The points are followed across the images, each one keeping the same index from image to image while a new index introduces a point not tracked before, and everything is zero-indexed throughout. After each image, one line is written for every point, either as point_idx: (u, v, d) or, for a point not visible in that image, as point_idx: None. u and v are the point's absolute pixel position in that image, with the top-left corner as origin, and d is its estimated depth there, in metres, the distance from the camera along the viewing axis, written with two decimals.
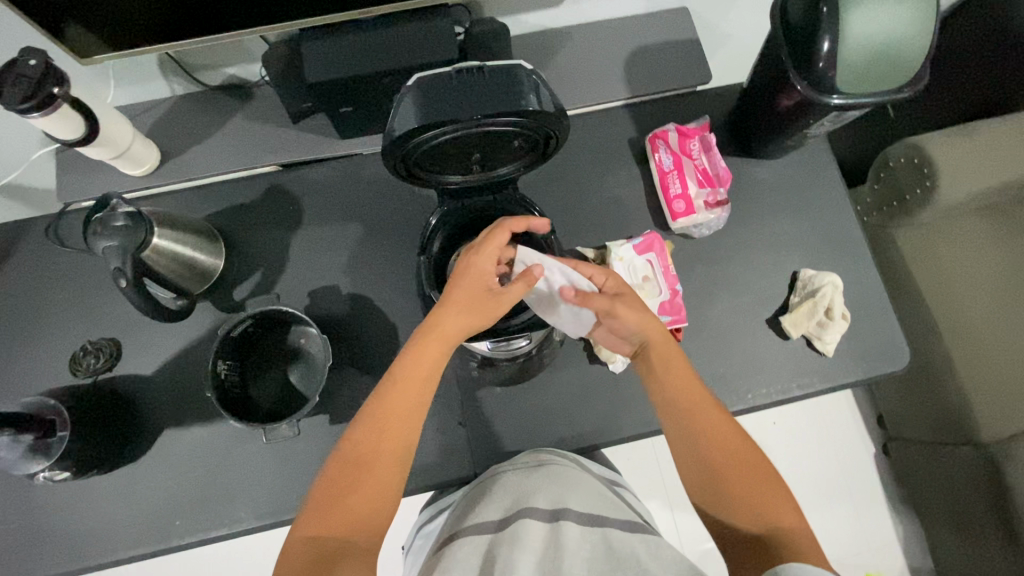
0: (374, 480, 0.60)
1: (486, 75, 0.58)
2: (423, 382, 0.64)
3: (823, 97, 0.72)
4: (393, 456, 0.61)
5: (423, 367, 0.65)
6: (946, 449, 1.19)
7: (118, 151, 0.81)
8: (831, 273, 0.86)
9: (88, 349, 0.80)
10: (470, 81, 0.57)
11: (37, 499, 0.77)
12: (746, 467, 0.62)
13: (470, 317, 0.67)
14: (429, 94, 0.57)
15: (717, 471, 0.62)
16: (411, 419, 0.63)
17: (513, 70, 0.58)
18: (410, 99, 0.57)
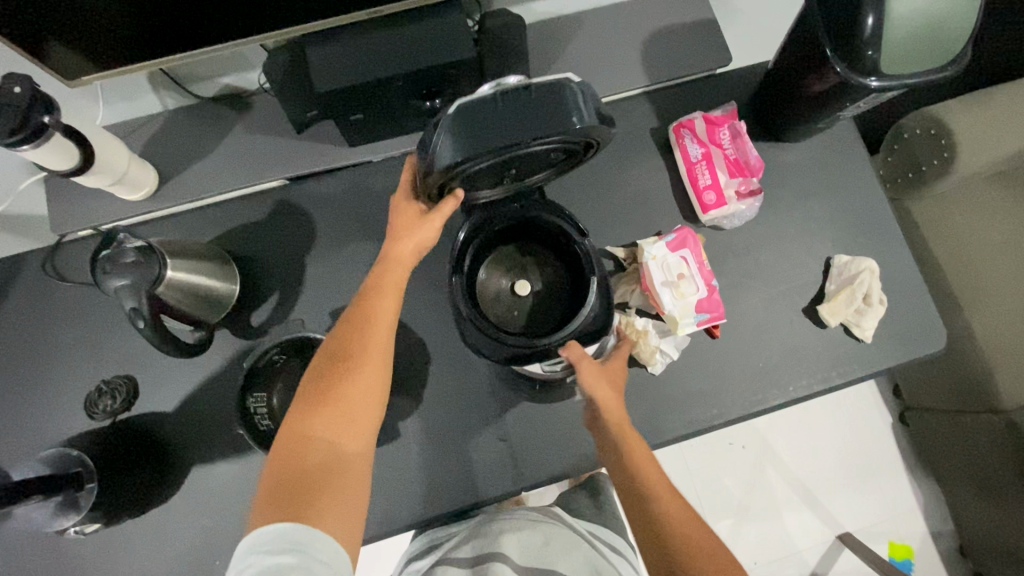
0: (342, 410, 0.57)
1: (523, 92, 0.55)
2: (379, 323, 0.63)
3: (861, 79, 0.68)
4: (365, 389, 0.59)
5: (380, 330, 0.62)
6: (967, 418, 1.20)
7: (115, 178, 0.75)
8: (865, 258, 0.84)
9: (104, 390, 0.74)
10: (509, 102, 0.54)
11: (67, 550, 0.74)
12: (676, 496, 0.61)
13: (401, 274, 0.67)
14: (469, 121, 0.54)
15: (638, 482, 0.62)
16: (369, 388, 0.59)
17: (553, 83, 0.55)
18: (450, 127, 0.55)
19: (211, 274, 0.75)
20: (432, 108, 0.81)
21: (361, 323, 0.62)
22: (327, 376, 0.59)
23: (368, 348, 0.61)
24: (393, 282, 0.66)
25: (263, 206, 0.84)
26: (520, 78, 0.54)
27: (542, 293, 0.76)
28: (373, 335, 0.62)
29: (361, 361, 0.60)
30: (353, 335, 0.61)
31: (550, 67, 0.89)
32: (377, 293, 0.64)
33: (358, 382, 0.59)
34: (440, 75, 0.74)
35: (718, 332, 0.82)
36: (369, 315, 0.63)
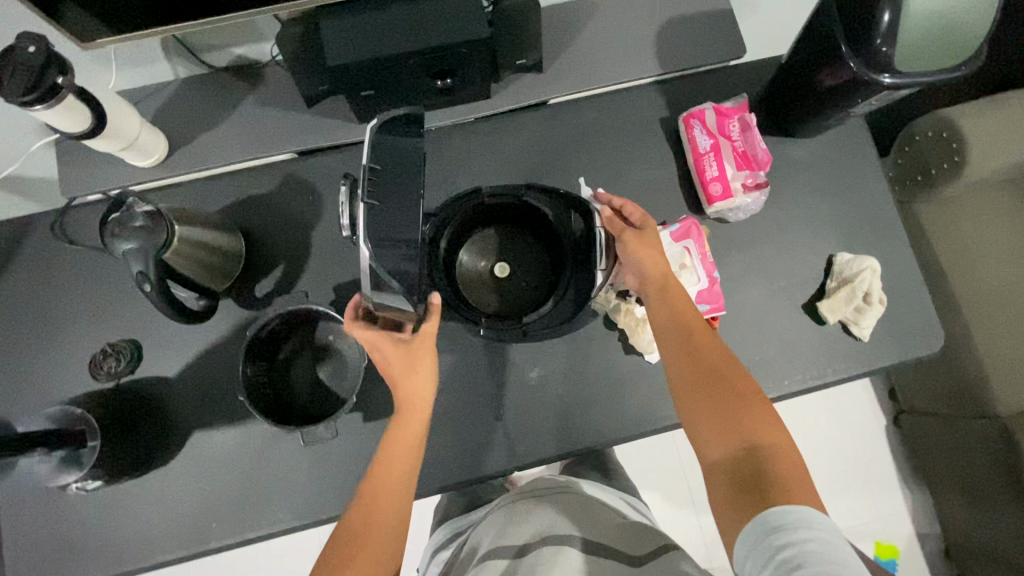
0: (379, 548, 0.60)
1: (380, 170, 0.56)
2: (410, 444, 0.66)
3: (875, 76, 0.68)
4: (395, 517, 0.62)
5: (393, 489, 0.63)
6: (960, 422, 1.20)
7: (126, 143, 0.75)
8: (868, 257, 0.84)
9: (109, 351, 0.77)
10: (381, 187, 0.55)
11: (69, 506, 0.75)
12: (732, 406, 0.61)
13: (414, 421, 0.67)
14: (377, 236, 0.54)
15: (701, 378, 0.64)
16: (394, 520, 0.62)
17: (380, 138, 0.56)
18: (374, 267, 0.53)
19: (217, 243, 0.75)
20: (443, 87, 0.81)
21: (383, 477, 0.63)
22: (344, 551, 0.59)
23: (383, 519, 0.61)
24: (412, 425, 0.67)
25: (271, 179, 0.85)
26: (364, 165, 0.54)
27: (524, 270, 0.81)
28: (388, 502, 0.62)
29: (373, 512, 0.61)
30: (367, 507, 0.61)
31: (563, 52, 0.89)
32: (392, 447, 0.65)
33: (375, 556, 0.59)
34: (452, 54, 0.74)
35: (716, 323, 0.83)
36: (382, 473, 0.64)
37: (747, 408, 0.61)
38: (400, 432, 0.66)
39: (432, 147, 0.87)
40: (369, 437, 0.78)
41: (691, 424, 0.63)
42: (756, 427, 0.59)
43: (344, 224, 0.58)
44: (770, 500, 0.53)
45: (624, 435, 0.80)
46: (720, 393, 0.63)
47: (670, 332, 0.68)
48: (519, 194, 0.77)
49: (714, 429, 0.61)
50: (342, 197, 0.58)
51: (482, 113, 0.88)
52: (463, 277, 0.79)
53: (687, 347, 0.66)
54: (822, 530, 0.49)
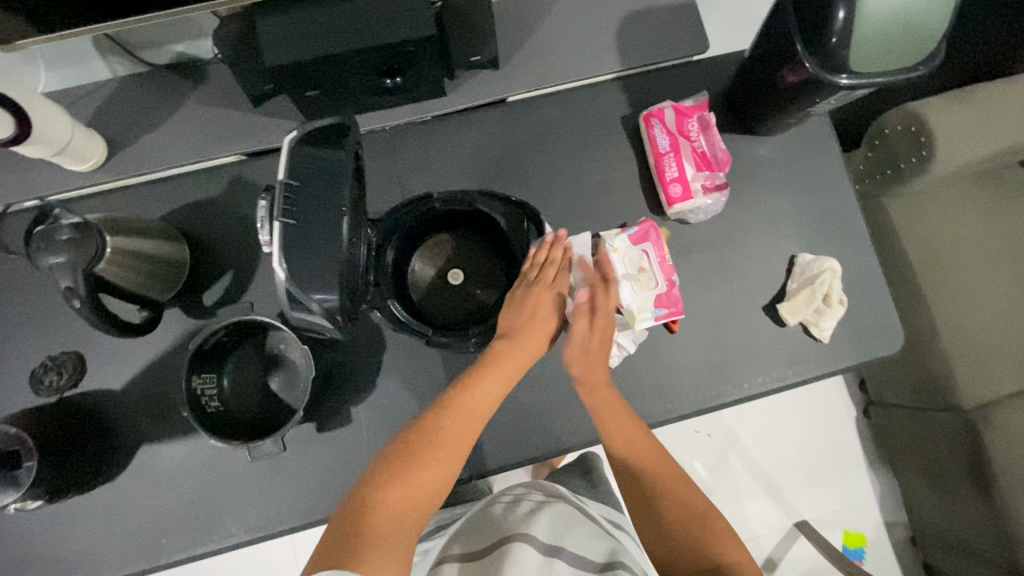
0: (421, 479, 0.59)
1: (295, 185, 0.56)
2: (481, 417, 0.66)
3: (831, 77, 0.67)
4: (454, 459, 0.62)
5: (474, 414, 0.65)
6: (926, 415, 1.21)
7: (57, 149, 0.72)
8: (829, 258, 0.84)
9: (48, 366, 0.73)
10: (299, 203, 0.55)
11: (14, 524, 0.73)
12: (688, 498, 0.69)
13: (515, 370, 0.71)
14: (293, 252, 0.55)
15: (661, 500, 0.70)
16: (447, 470, 0.61)
17: (297, 152, 0.56)
18: (288, 287, 0.55)
19: (158, 251, 0.72)
20: (392, 86, 0.78)
21: (471, 404, 0.66)
22: (426, 449, 0.61)
23: (462, 433, 0.64)
24: (508, 371, 0.70)
25: (217, 182, 0.82)
26: (275, 184, 0.55)
27: (474, 278, 0.79)
28: (473, 420, 0.65)
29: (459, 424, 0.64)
30: (453, 422, 0.64)
31: (521, 47, 0.86)
32: (486, 385, 0.68)
33: (441, 458, 0.61)
34: (398, 52, 0.71)
35: (676, 327, 0.82)
36: (469, 402, 0.66)
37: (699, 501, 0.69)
38: (492, 374, 0.69)
39: (385, 148, 0.84)
40: (323, 447, 0.76)
41: (652, 532, 0.70)
42: (723, 545, 0.66)
43: (264, 240, 0.59)
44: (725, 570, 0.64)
45: (583, 441, 0.80)
46: (678, 519, 0.68)
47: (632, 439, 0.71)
48: (472, 201, 0.76)
49: (685, 521, 0.68)
50: (262, 214, 0.59)
51: (437, 112, 0.86)
52: (417, 289, 0.78)
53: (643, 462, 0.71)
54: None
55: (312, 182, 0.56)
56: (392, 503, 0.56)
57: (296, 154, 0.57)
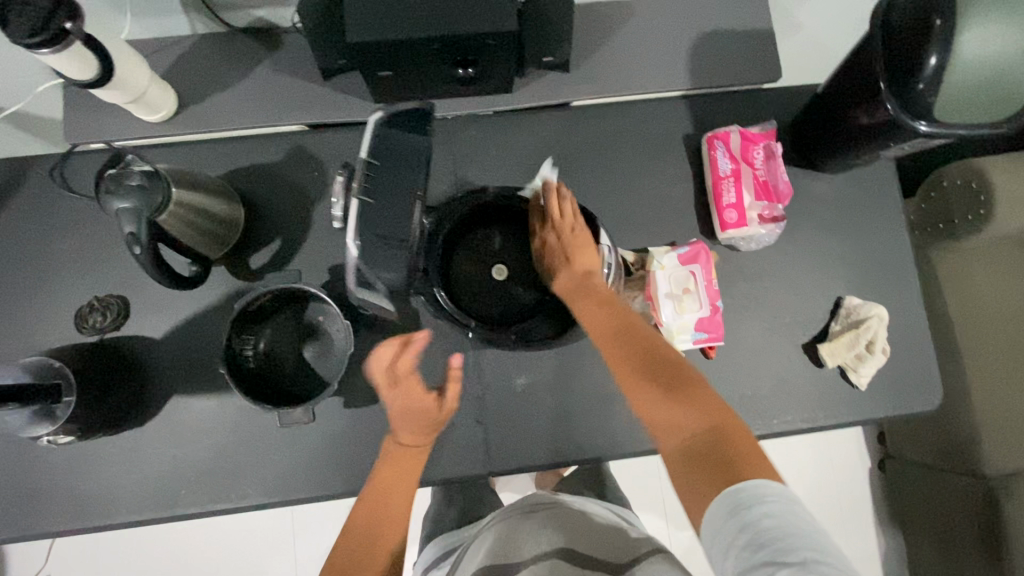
0: None
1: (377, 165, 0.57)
2: (396, 510, 0.69)
3: (911, 121, 0.65)
4: (387, 553, 0.66)
5: (396, 513, 0.69)
6: (944, 476, 1.17)
7: (133, 96, 0.73)
8: (878, 304, 0.82)
9: (94, 306, 0.76)
10: (377, 182, 0.57)
11: (40, 456, 0.75)
12: (691, 413, 0.58)
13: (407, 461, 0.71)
14: (368, 230, 0.55)
15: (651, 378, 0.62)
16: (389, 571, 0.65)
17: (379, 133, 0.57)
18: (360, 264, 0.55)
19: (216, 209, 0.73)
20: (463, 76, 0.78)
21: (381, 497, 0.69)
22: (359, 553, 0.65)
23: (391, 514, 0.68)
24: (401, 466, 0.71)
25: (278, 149, 0.83)
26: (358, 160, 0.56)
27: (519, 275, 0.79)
28: (388, 517, 0.68)
29: (378, 530, 0.67)
30: (370, 536, 0.67)
31: (593, 54, 0.85)
32: (389, 468, 0.70)
33: (380, 561, 0.65)
34: (477, 43, 0.71)
35: (713, 352, 0.81)
36: (378, 513, 0.68)
37: (703, 413, 0.58)
38: (390, 474, 0.70)
39: (446, 137, 0.85)
40: (349, 424, 0.77)
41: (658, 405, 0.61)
42: (719, 421, 0.57)
43: (336, 216, 0.58)
44: (728, 475, 0.52)
45: (605, 453, 0.79)
46: (667, 397, 0.60)
47: (621, 364, 0.65)
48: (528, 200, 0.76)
49: (666, 397, 0.60)
50: (338, 188, 0.58)
51: (501, 107, 0.86)
52: (459, 281, 0.77)
53: (632, 349, 0.65)
54: (790, 497, 0.49)
55: (391, 166, 0.58)
56: None
57: (379, 134, 0.58)
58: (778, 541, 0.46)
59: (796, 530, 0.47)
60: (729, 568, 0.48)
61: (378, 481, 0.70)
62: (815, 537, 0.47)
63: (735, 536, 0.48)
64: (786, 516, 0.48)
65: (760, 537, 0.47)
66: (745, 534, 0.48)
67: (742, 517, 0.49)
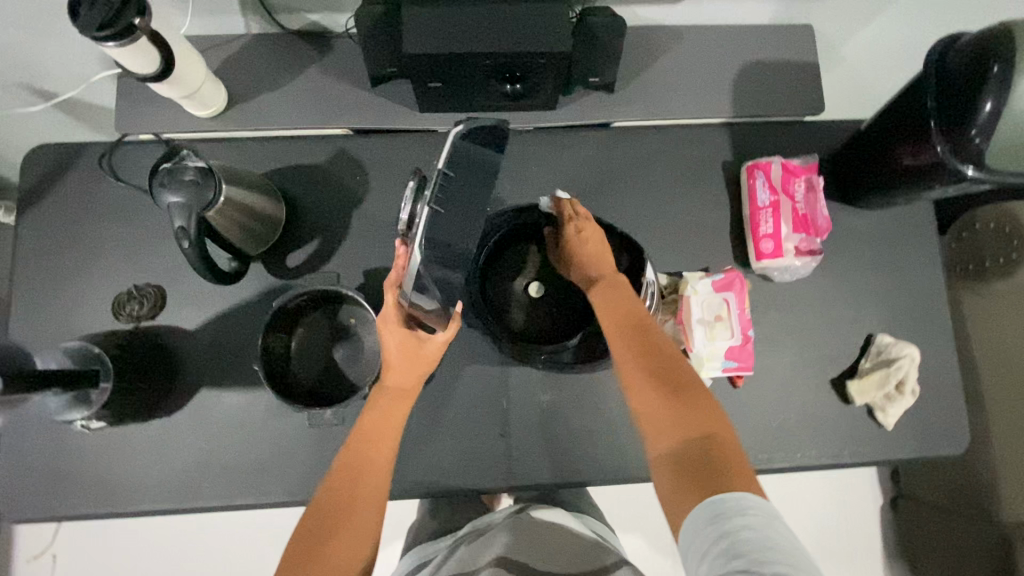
0: (339, 546, 0.57)
1: (452, 176, 0.57)
2: (382, 462, 0.64)
3: (959, 164, 0.66)
4: (371, 503, 0.61)
5: (379, 468, 0.64)
6: (959, 521, 1.13)
7: (188, 92, 0.75)
8: (910, 345, 0.82)
9: (133, 294, 0.78)
10: (448, 193, 0.57)
11: (67, 438, 0.75)
12: (679, 415, 0.58)
13: (403, 405, 0.68)
14: (431, 240, 0.56)
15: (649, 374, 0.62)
16: (363, 535, 0.59)
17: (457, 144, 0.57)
18: (418, 270, 0.56)
19: (262, 208, 0.75)
20: (511, 92, 0.79)
21: (372, 442, 0.65)
22: (324, 529, 0.58)
23: (367, 489, 0.62)
24: (396, 411, 0.67)
25: (321, 151, 0.84)
26: (437, 170, 0.55)
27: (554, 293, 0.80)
28: (374, 469, 0.63)
29: (361, 480, 0.62)
30: (347, 487, 0.61)
31: (639, 75, 0.86)
32: (374, 432, 0.65)
33: (359, 518, 0.60)
34: (529, 62, 0.72)
35: (740, 382, 0.81)
36: (365, 457, 0.64)
37: (696, 422, 0.57)
38: (376, 414, 0.66)
39: None
40: None
41: (653, 402, 0.60)
42: (710, 425, 0.57)
43: (402, 217, 0.60)
44: (711, 487, 0.51)
45: (626, 476, 0.79)
46: (660, 396, 0.60)
47: (627, 360, 0.64)
48: None
49: (659, 397, 0.60)
50: (408, 192, 0.60)
51: (543, 124, 0.87)
52: (494, 293, 0.78)
53: (634, 343, 0.64)
54: (773, 516, 0.48)
55: (463, 177, 0.58)
56: None
57: (459, 145, 0.58)
58: (759, 551, 0.44)
59: (773, 542, 0.45)
60: (703, 572, 0.47)
61: (366, 420, 0.66)
62: (791, 551, 0.45)
63: (713, 544, 0.47)
64: (769, 524, 0.47)
65: (736, 546, 0.45)
66: (723, 541, 0.46)
67: (721, 526, 0.47)
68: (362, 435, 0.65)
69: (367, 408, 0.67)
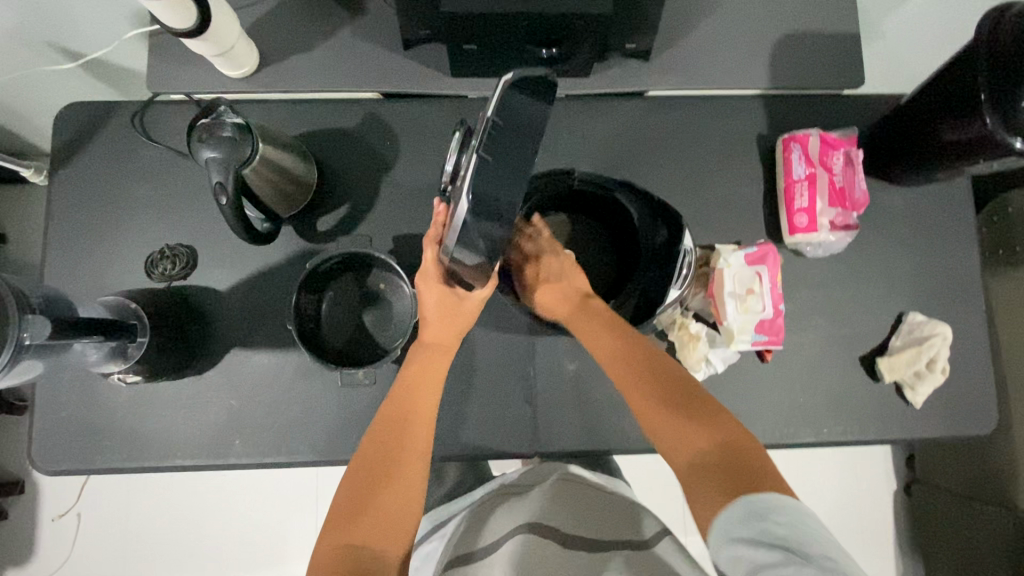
0: (390, 496, 0.60)
1: (501, 127, 0.54)
2: (424, 414, 0.66)
3: (1008, 136, 0.64)
4: (417, 454, 0.64)
5: (422, 420, 0.66)
6: (976, 506, 1.12)
7: (220, 50, 0.74)
8: (942, 324, 0.81)
9: (166, 254, 0.78)
10: (497, 144, 0.54)
11: (102, 393, 0.77)
12: (693, 426, 0.60)
13: (443, 360, 0.69)
14: (480, 194, 0.54)
15: (648, 387, 0.64)
16: (410, 485, 0.62)
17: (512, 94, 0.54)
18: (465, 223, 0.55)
19: (296, 170, 0.75)
20: (546, 57, 0.77)
21: (412, 394, 0.67)
22: (368, 486, 0.60)
23: (412, 442, 0.64)
24: (436, 366, 0.69)
25: (352, 115, 0.83)
26: (486, 120, 0.53)
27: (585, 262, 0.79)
28: (416, 423, 0.65)
29: (407, 432, 0.64)
30: (395, 437, 0.64)
31: (675, 44, 0.84)
32: (414, 386, 0.67)
33: (408, 469, 0.62)
34: (568, 24, 0.70)
35: (769, 356, 0.81)
36: (410, 409, 0.66)
37: (711, 428, 0.59)
38: (417, 369, 0.68)
39: None
40: None
41: (661, 415, 0.62)
42: (728, 429, 0.59)
43: (447, 170, 0.60)
44: (745, 489, 0.53)
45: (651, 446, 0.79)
46: (669, 409, 0.62)
47: (622, 373, 0.66)
48: (610, 189, 0.74)
49: (667, 410, 0.62)
50: (455, 143, 0.60)
51: (577, 92, 0.86)
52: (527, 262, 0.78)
53: (628, 356, 0.66)
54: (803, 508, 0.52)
55: (512, 129, 0.55)
56: (361, 538, 0.57)
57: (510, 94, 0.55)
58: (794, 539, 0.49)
59: (800, 527, 0.50)
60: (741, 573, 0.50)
61: (409, 374, 0.68)
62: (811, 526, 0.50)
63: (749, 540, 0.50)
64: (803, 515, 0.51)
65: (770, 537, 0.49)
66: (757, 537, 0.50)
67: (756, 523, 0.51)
68: (402, 388, 0.67)
69: (409, 361, 0.69)
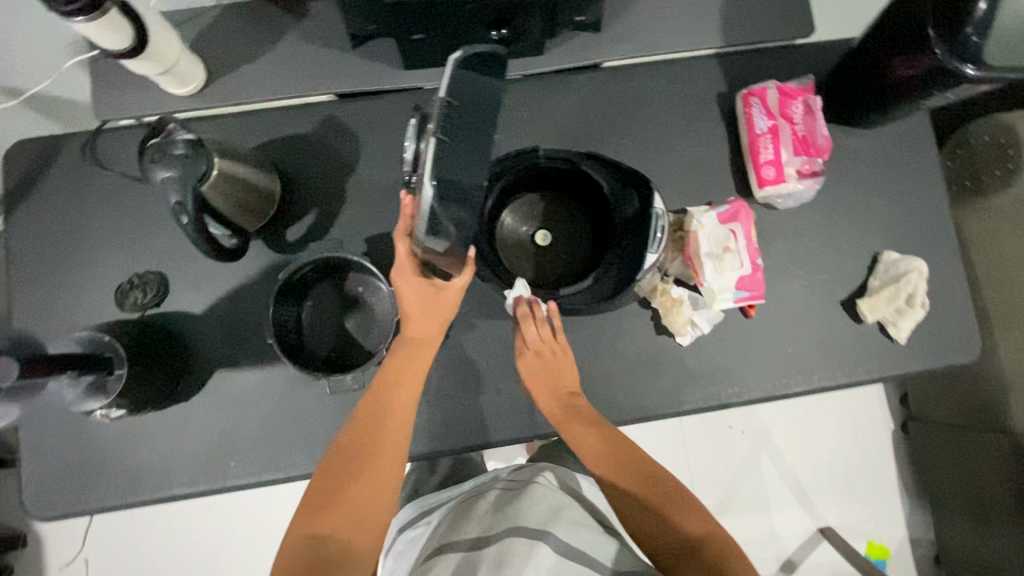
0: (366, 490, 0.63)
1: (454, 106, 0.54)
2: (404, 410, 0.67)
3: (958, 65, 0.65)
4: (397, 452, 0.65)
5: (403, 414, 0.66)
6: (971, 434, 1.15)
7: (164, 69, 0.72)
8: (917, 259, 0.82)
9: (134, 283, 0.76)
10: (452, 125, 0.54)
11: (89, 432, 0.75)
12: (681, 518, 0.67)
13: (423, 355, 0.69)
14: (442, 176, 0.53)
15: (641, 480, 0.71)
16: (385, 481, 0.64)
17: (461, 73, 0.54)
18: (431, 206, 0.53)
19: (256, 181, 0.73)
20: (498, 39, 0.76)
21: (392, 387, 0.67)
22: (345, 476, 0.63)
23: (391, 439, 0.65)
24: (418, 360, 0.68)
25: (309, 120, 0.82)
26: (438, 100, 0.53)
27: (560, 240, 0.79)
28: (397, 419, 0.66)
29: (386, 428, 0.65)
30: (377, 432, 0.65)
31: (624, 13, 0.84)
32: (394, 379, 0.67)
33: (384, 466, 0.64)
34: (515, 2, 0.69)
35: (752, 311, 0.81)
36: (391, 404, 0.66)
37: (697, 523, 0.66)
38: (398, 363, 0.68)
39: None
40: None
41: (647, 505, 0.69)
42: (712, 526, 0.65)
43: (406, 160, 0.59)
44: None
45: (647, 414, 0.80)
46: (658, 501, 0.69)
47: (617, 463, 0.72)
48: (576, 162, 0.74)
49: (657, 501, 0.68)
50: (411, 131, 0.58)
51: (533, 71, 0.85)
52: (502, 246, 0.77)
53: (625, 449, 0.73)
54: None
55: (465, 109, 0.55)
56: (331, 529, 0.61)
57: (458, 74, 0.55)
58: None
59: None
60: None
61: (391, 366, 0.68)
62: None
63: None
64: None
65: None
66: None
67: None
68: (384, 380, 0.67)
69: (392, 353, 0.69)
